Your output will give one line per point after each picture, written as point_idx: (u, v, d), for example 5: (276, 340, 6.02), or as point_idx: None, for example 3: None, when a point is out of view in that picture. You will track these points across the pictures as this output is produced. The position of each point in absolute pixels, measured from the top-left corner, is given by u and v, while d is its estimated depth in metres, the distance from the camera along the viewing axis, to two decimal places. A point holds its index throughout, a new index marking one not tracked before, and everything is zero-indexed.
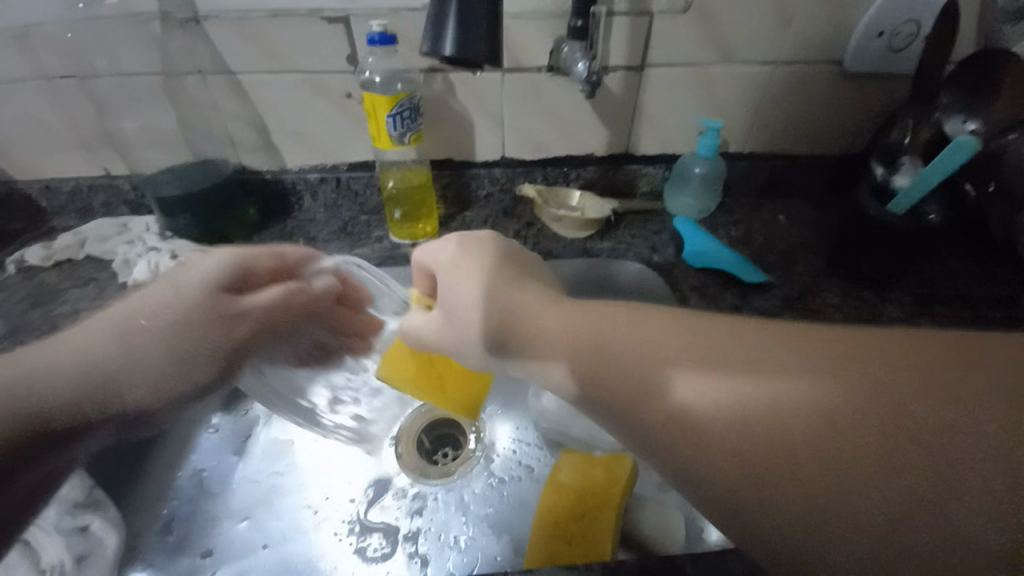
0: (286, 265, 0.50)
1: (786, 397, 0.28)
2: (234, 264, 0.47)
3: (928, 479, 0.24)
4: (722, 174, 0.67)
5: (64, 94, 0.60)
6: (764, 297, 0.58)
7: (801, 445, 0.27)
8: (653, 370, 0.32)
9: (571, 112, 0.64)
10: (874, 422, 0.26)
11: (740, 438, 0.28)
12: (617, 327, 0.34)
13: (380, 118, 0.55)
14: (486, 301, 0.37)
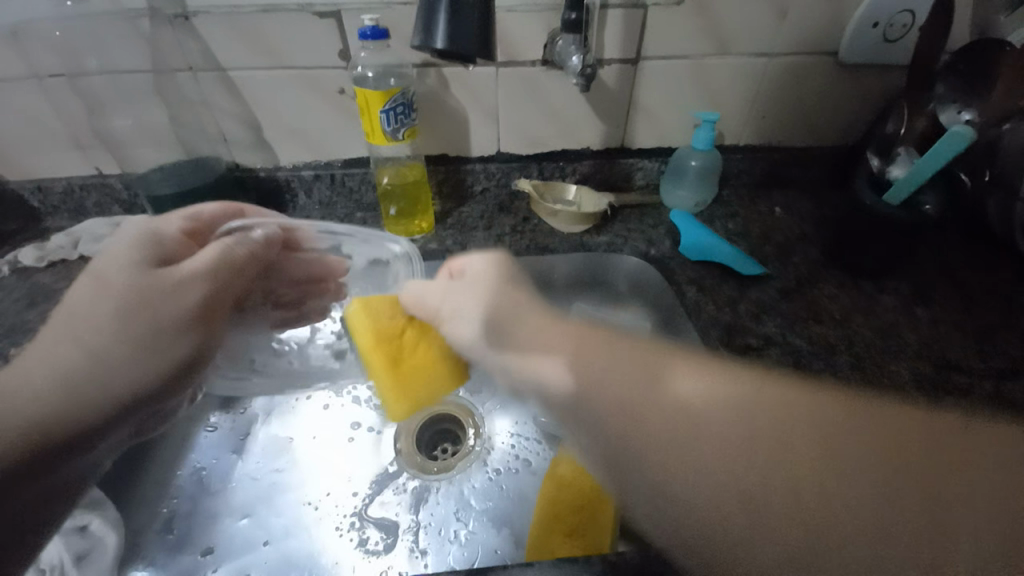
0: (206, 225, 0.46)
1: (768, 440, 0.30)
2: (146, 234, 0.41)
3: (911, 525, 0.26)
4: (717, 166, 0.67)
5: (53, 93, 0.59)
6: (760, 288, 0.58)
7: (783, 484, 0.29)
8: (646, 409, 0.34)
9: (566, 105, 0.64)
10: (852, 463, 0.28)
11: (724, 479, 0.30)
12: (612, 368, 0.36)
13: (373, 113, 0.55)
14: (486, 337, 0.41)
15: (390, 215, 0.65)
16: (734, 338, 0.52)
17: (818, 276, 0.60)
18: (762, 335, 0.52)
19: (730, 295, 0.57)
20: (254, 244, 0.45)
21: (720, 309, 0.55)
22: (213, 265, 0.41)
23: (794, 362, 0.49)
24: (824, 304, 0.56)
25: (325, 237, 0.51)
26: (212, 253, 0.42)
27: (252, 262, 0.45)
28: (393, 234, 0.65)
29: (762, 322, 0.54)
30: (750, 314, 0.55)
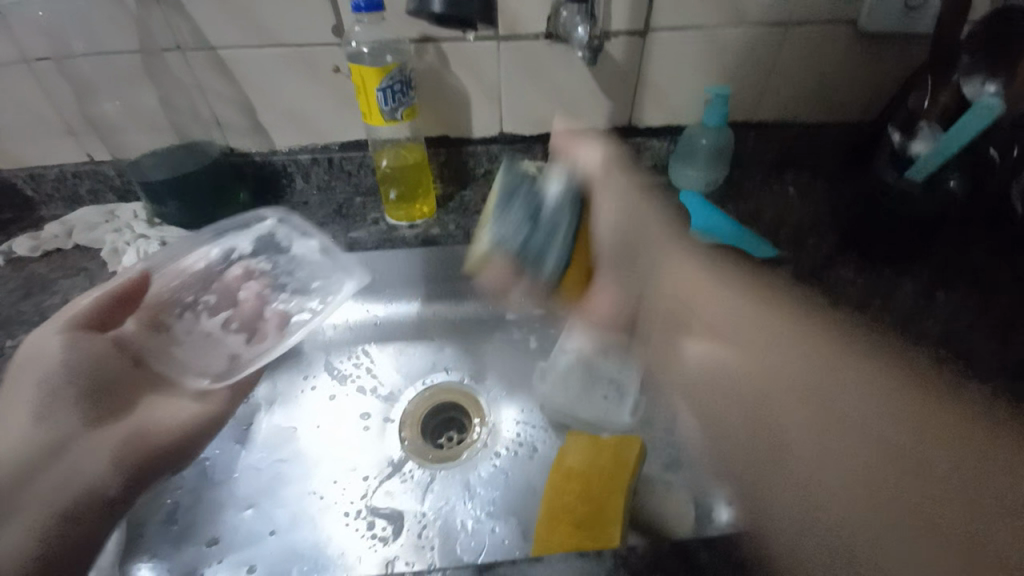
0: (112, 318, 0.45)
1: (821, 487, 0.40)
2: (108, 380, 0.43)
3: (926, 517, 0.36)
4: (729, 146, 0.64)
5: (37, 75, 0.57)
6: (775, 272, 0.56)
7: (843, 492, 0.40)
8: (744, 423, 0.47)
9: (571, 81, 0.61)
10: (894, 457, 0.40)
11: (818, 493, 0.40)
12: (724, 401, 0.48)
13: (371, 92, 0.52)
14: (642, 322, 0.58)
15: (390, 200, 0.63)
16: None
17: (836, 259, 0.58)
18: None
19: (744, 280, 0.55)
20: (82, 315, 0.43)
21: None
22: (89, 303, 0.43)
23: None
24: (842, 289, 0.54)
25: (215, 248, 0.51)
26: (45, 349, 0.41)
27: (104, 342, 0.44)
28: (394, 220, 0.63)
29: None
30: None
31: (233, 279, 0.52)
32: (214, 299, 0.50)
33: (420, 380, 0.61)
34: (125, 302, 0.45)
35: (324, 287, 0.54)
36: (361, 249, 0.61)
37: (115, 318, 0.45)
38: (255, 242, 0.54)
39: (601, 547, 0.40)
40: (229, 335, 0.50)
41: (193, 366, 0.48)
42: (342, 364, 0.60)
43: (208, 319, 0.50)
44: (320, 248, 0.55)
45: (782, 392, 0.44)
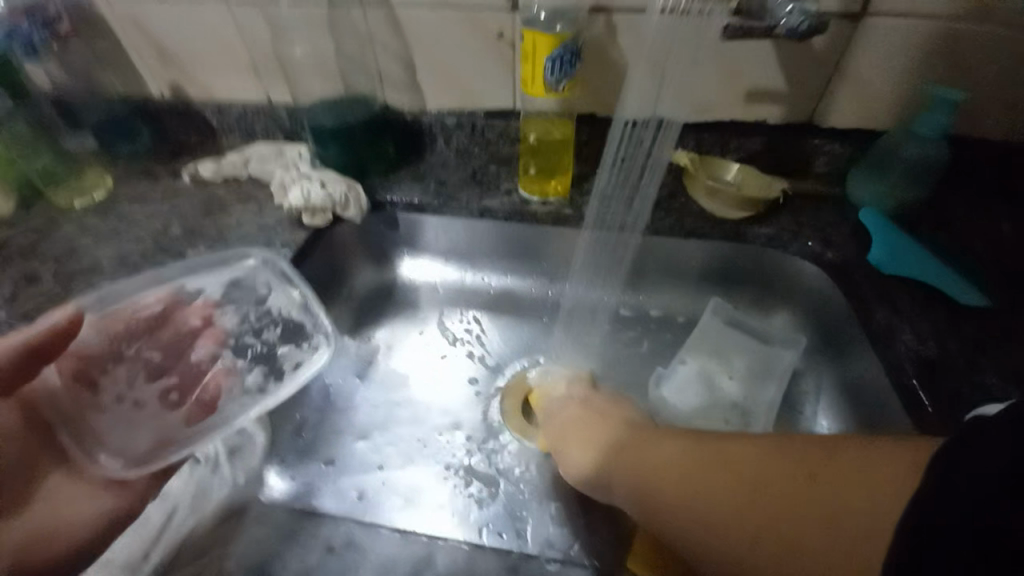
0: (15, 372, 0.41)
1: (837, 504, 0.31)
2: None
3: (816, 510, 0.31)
4: (941, 163, 0.53)
5: (240, 17, 0.63)
6: (977, 323, 0.46)
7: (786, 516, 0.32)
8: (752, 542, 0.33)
9: (751, 67, 0.54)
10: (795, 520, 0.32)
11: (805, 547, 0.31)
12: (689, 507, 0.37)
13: (539, 61, 0.51)
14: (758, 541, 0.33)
15: (528, 174, 0.62)
16: (937, 380, 0.42)
17: None
18: (974, 385, 0.42)
19: (935, 325, 0.46)
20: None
21: (919, 340, 0.45)
22: None
23: None
24: None
25: (180, 287, 0.48)
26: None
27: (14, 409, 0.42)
28: (527, 193, 0.62)
29: (975, 368, 0.43)
30: (960, 352, 0.44)
31: (181, 331, 0.48)
32: (157, 356, 0.46)
33: (526, 357, 0.60)
34: (39, 355, 0.40)
35: (292, 354, 0.48)
36: (491, 218, 0.62)
37: (27, 374, 0.41)
38: (227, 285, 0.50)
39: None
40: (164, 408, 0.44)
41: (114, 444, 0.42)
42: (454, 325, 0.63)
43: (144, 383, 0.44)
44: (300, 300, 0.50)
45: None
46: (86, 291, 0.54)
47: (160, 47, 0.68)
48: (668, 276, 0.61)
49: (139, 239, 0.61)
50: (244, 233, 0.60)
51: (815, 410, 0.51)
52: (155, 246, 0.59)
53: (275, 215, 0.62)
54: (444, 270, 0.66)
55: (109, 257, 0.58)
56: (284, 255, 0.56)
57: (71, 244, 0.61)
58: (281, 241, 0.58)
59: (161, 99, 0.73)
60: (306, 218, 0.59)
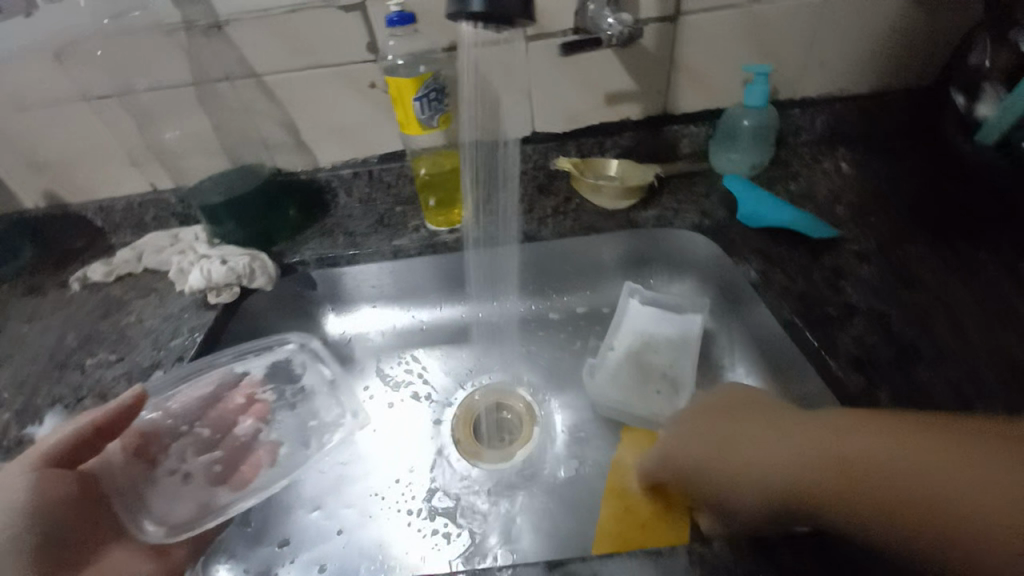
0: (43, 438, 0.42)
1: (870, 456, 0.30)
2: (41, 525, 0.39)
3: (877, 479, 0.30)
4: (774, 126, 0.62)
5: (104, 113, 0.62)
6: (835, 252, 0.53)
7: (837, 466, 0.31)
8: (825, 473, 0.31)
9: (601, 74, 0.61)
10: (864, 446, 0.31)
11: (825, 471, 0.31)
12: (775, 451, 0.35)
13: (407, 102, 0.53)
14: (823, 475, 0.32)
15: (430, 207, 0.64)
16: (811, 308, 0.48)
17: (899, 233, 0.55)
18: (843, 304, 0.48)
19: (801, 262, 0.52)
20: (55, 449, 0.41)
21: (791, 278, 0.51)
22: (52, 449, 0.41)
23: (883, 334, 0.45)
24: (908, 265, 0.51)
25: (230, 370, 0.52)
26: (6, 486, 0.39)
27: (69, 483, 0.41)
28: (434, 225, 0.64)
29: (843, 290, 0.49)
30: (825, 281, 0.50)
31: (232, 407, 0.51)
32: (206, 432, 0.50)
33: (468, 382, 0.61)
34: (102, 435, 0.42)
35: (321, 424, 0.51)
36: (405, 256, 0.63)
37: (91, 451, 0.42)
38: (268, 367, 0.54)
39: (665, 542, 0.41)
40: (208, 481, 0.46)
41: (160, 513, 0.43)
42: (393, 369, 0.63)
43: (195, 457, 0.48)
44: (332, 378, 0.54)
45: (859, 380, 0.41)
46: None
47: (22, 157, 0.65)
48: (582, 273, 0.65)
49: (32, 360, 0.56)
50: (148, 327, 0.57)
51: (733, 361, 0.56)
52: (49, 364, 0.55)
53: (180, 302, 0.59)
54: (371, 317, 0.67)
55: (0, 387, 0.54)
56: (193, 339, 0.54)
57: None
58: (189, 327, 0.56)
59: (36, 210, 0.69)
60: (213, 296, 0.57)
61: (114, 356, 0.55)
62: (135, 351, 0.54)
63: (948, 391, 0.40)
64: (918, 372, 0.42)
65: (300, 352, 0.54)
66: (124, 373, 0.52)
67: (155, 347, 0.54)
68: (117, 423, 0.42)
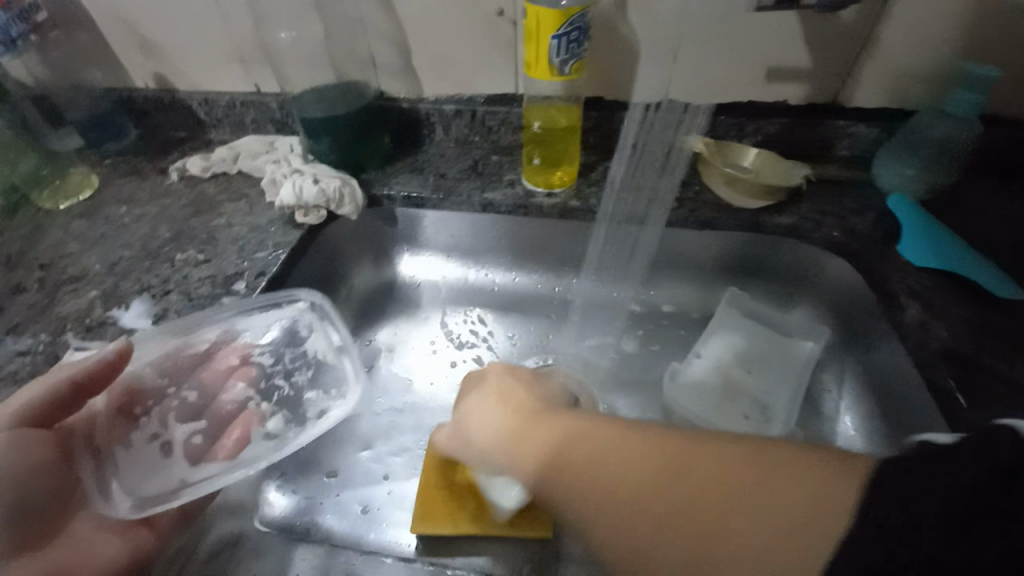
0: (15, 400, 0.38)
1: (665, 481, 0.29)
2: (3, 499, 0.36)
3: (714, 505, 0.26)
4: (972, 143, 0.49)
5: (223, 4, 0.59)
6: (1016, 317, 0.43)
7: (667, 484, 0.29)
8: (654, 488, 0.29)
9: (770, 40, 0.50)
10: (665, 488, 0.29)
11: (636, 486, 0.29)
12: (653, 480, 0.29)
13: (543, 40, 0.47)
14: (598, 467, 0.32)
15: (533, 164, 0.58)
16: (973, 379, 0.39)
17: None
18: (1010, 381, 0.39)
19: (970, 319, 0.43)
20: (30, 407, 0.38)
21: (955, 337, 0.42)
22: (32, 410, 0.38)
23: None
24: None
25: (224, 328, 0.48)
26: None
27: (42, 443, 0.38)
28: (531, 185, 0.59)
29: (1018, 365, 0.40)
30: (1000, 350, 0.41)
31: (223, 369, 0.47)
32: (191, 396, 0.45)
33: (534, 357, 0.57)
34: (82, 390, 0.39)
35: (318, 401, 0.46)
36: (493, 212, 0.59)
37: (71, 409, 0.40)
38: (275, 327, 0.49)
39: (440, 525, 0.41)
40: (187, 455, 0.42)
41: (132, 484, 0.40)
42: (459, 327, 0.60)
43: (178, 424, 0.44)
44: (339, 345, 0.48)
45: None
46: (68, 300, 0.52)
47: (141, 36, 0.64)
48: (682, 270, 0.58)
49: (128, 243, 0.58)
50: (234, 234, 0.57)
51: (837, 407, 0.49)
52: (143, 250, 0.57)
53: (267, 214, 0.59)
54: (443, 267, 0.64)
55: (98, 262, 0.56)
56: (275, 256, 0.53)
57: (57, 249, 0.58)
58: (272, 242, 0.55)
59: (146, 92, 0.70)
60: (299, 215, 0.56)
61: (201, 256, 0.55)
62: (221, 256, 0.55)
63: None
64: None
65: (301, 315, 0.49)
66: (208, 276, 0.53)
67: (239, 256, 0.54)
68: (104, 377, 0.40)
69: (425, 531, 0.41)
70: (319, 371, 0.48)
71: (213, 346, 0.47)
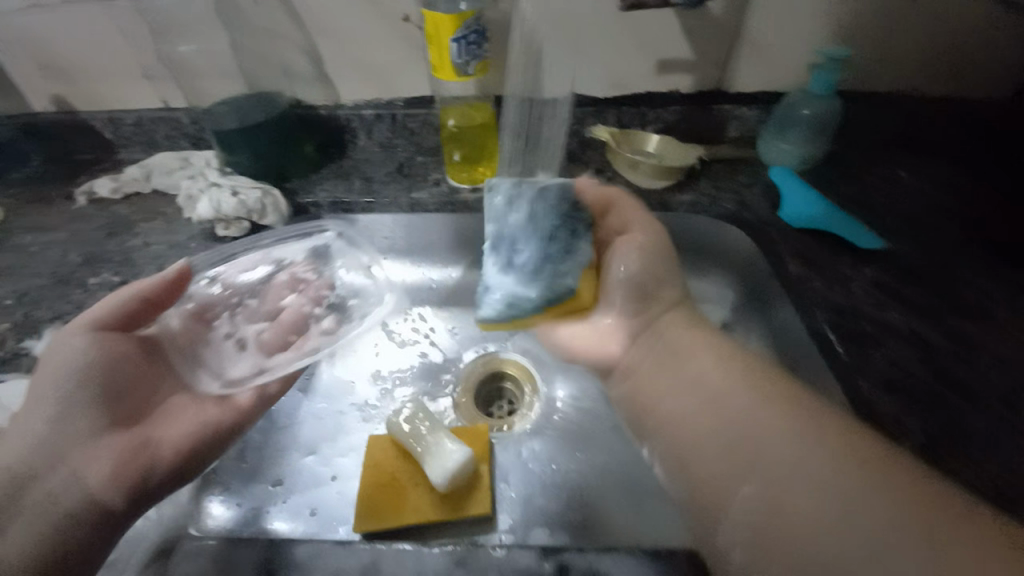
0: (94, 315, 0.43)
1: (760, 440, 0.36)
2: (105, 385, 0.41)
3: (744, 454, 0.36)
4: (834, 118, 0.56)
5: (121, 20, 0.58)
6: (876, 265, 0.50)
7: (753, 461, 0.35)
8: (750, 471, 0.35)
9: (657, 36, 0.56)
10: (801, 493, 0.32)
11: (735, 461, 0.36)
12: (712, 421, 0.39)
13: (443, 43, 0.49)
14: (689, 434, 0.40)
15: (453, 161, 0.61)
16: (841, 320, 0.45)
17: (954, 255, 0.51)
18: (881, 322, 0.45)
19: (838, 270, 0.50)
20: (108, 316, 0.43)
21: (828, 286, 0.48)
22: (103, 323, 0.43)
23: (918, 356, 0.43)
24: (957, 290, 0.48)
25: (267, 252, 0.51)
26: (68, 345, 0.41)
27: (122, 342, 0.43)
28: (456, 182, 0.61)
29: (876, 305, 0.46)
30: (863, 293, 0.48)
31: (279, 284, 0.51)
32: (253, 303, 0.49)
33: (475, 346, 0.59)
34: (150, 303, 0.44)
35: (362, 305, 0.50)
36: (422, 211, 0.61)
37: (144, 318, 0.44)
38: (310, 250, 0.52)
39: (378, 525, 0.42)
40: (262, 349, 0.48)
41: (218, 370, 0.47)
42: (400, 327, 0.60)
43: (244, 324, 0.49)
44: (367, 264, 0.52)
45: (887, 403, 0.40)
46: None
47: (28, 54, 0.61)
48: None
49: (35, 273, 0.55)
50: (153, 253, 0.55)
51: None
52: (53, 278, 0.54)
53: (187, 230, 0.57)
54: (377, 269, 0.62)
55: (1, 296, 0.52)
56: None
57: None
58: (194, 258, 0.54)
59: (43, 114, 0.66)
60: (220, 229, 0.56)
61: (118, 278, 0.53)
62: (140, 276, 0.53)
63: (978, 422, 0.39)
64: (956, 405, 0.40)
65: (334, 239, 0.52)
66: None
67: (160, 275, 0.53)
68: (165, 289, 0.44)
69: (366, 529, 0.42)
70: (362, 277, 0.52)
71: (264, 261, 0.51)
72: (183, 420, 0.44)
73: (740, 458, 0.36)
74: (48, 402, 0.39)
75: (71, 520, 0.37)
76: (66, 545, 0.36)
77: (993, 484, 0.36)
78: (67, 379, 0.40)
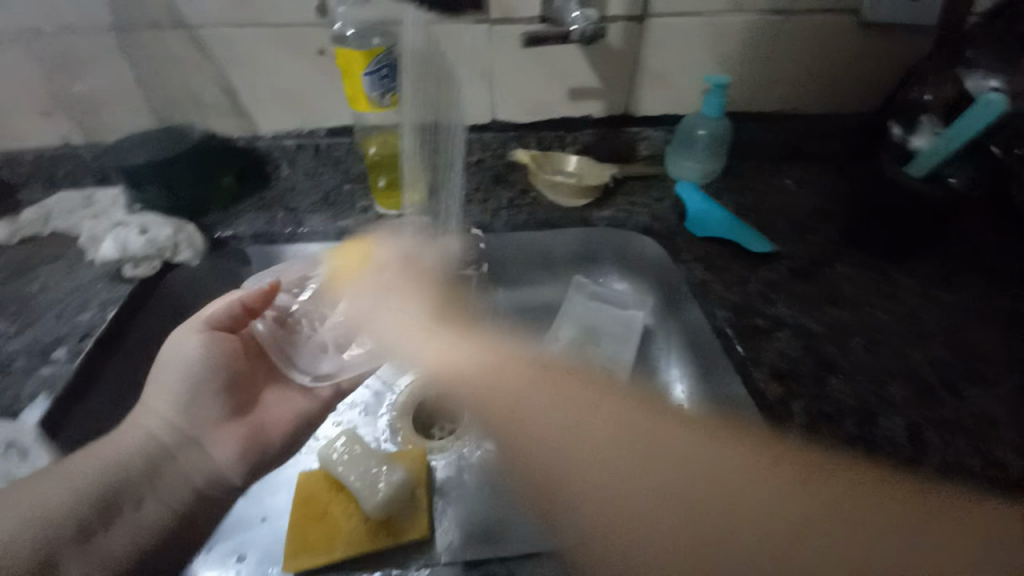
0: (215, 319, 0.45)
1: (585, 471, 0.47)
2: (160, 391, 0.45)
3: (646, 511, 0.43)
4: (727, 136, 0.62)
5: (11, 55, 0.54)
6: (770, 265, 0.55)
7: (628, 483, 0.45)
8: (645, 516, 0.42)
9: (566, 67, 0.60)
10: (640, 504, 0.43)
11: (599, 469, 0.47)
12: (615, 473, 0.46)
13: (357, 76, 0.50)
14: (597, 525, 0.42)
15: (379, 187, 0.61)
16: (742, 317, 0.50)
17: (834, 253, 0.58)
18: (771, 317, 0.50)
19: (738, 272, 0.55)
20: (216, 318, 0.44)
21: (727, 288, 0.53)
22: (209, 326, 0.44)
23: (803, 344, 0.47)
24: (835, 283, 0.54)
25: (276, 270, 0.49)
26: (183, 346, 0.43)
27: (234, 342, 0.45)
28: (384, 208, 0.62)
29: (772, 302, 0.51)
30: (758, 292, 0.53)
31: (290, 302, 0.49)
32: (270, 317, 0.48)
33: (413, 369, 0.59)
34: (251, 310, 0.45)
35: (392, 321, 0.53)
36: (350, 238, 0.60)
37: (242, 322, 0.46)
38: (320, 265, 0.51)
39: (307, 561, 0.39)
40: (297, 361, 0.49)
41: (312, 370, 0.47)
42: None
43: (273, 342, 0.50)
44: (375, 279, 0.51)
45: (775, 388, 0.43)
46: None
47: None
48: (534, 268, 0.64)
49: None
50: (51, 299, 0.51)
51: (667, 360, 0.57)
52: None
53: (91, 272, 0.54)
54: None
55: None
56: (103, 316, 0.49)
57: None
58: (99, 301, 0.51)
59: None
60: (129, 268, 0.53)
61: (9, 329, 0.49)
62: (35, 325, 0.49)
63: (858, 399, 0.43)
64: (830, 382, 0.44)
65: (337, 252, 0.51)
66: (20, 349, 0.47)
67: (58, 322, 0.49)
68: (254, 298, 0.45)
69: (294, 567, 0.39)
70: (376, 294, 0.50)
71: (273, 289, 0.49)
72: (284, 410, 0.47)
73: (613, 495, 0.44)
74: (169, 394, 0.42)
75: (197, 495, 0.41)
76: (188, 514, 0.40)
77: (867, 452, 0.39)
78: (183, 379, 0.43)
